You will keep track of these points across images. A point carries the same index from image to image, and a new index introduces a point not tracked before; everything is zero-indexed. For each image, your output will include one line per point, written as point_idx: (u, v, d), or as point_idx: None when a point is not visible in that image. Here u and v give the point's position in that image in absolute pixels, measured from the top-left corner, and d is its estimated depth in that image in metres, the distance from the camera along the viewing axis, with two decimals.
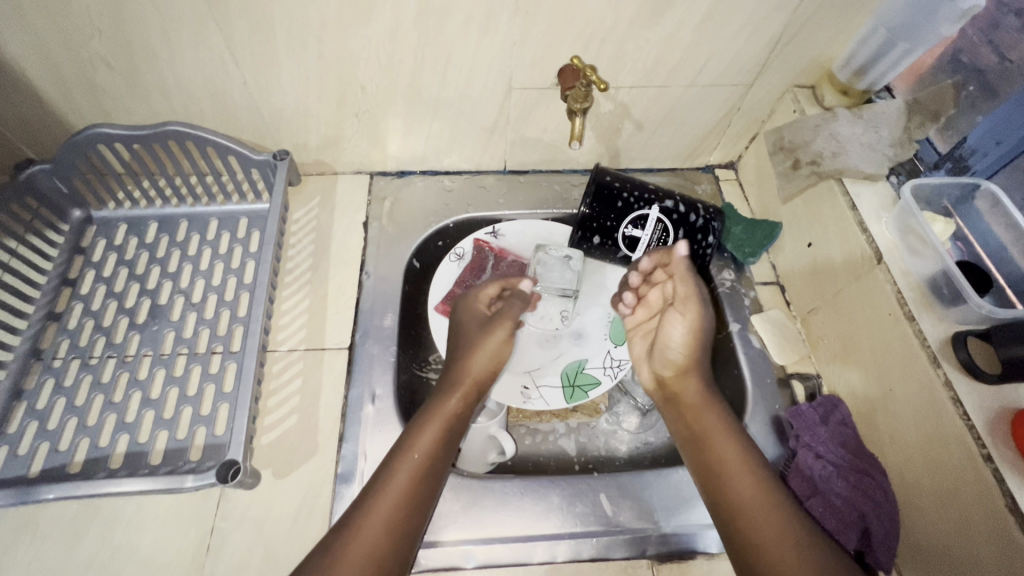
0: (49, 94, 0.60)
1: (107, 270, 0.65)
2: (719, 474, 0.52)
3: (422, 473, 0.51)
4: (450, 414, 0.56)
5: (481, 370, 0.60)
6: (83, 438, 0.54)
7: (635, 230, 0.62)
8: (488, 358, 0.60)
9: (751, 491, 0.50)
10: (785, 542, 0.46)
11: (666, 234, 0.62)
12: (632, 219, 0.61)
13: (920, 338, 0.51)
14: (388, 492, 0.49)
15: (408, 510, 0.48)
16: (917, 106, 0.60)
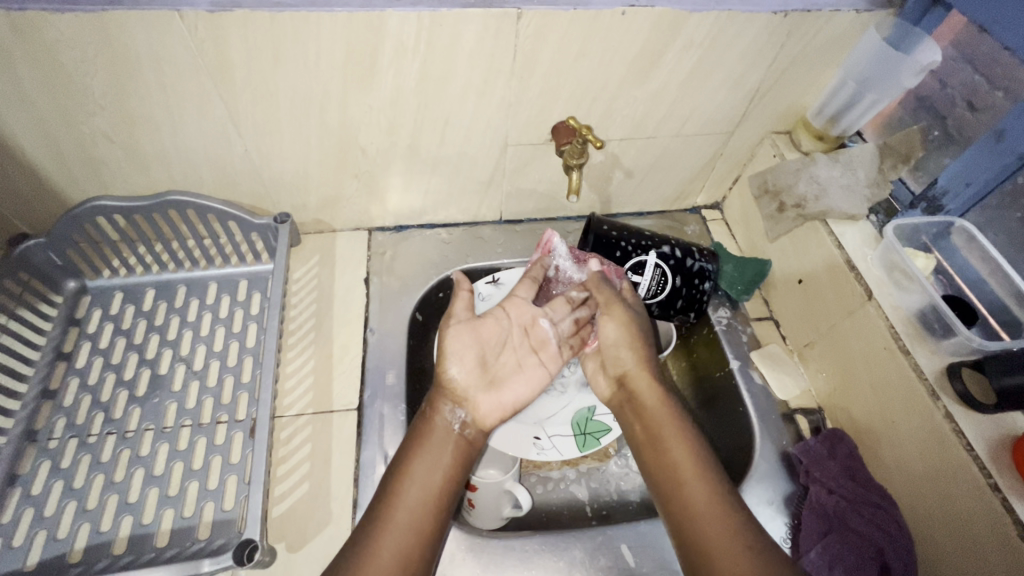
0: (47, 169, 0.60)
1: (104, 341, 0.64)
2: (653, 458, 0.55)
3: (425, 500, 0.51)
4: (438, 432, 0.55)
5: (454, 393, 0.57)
6: (83, 524, 0.52)
7: (635, 277, 0.64)
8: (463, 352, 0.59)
9: (698, 484, 0.51)
10: (708, 516, 0.49)
11: (665, 278, 0.64)
12: (631, 267, 0.63)
13: (915, 370, 0.53)
14: (389, 533, 0.48)
15: (414, 540, 0.48)
16: (888, 149, 0.64)
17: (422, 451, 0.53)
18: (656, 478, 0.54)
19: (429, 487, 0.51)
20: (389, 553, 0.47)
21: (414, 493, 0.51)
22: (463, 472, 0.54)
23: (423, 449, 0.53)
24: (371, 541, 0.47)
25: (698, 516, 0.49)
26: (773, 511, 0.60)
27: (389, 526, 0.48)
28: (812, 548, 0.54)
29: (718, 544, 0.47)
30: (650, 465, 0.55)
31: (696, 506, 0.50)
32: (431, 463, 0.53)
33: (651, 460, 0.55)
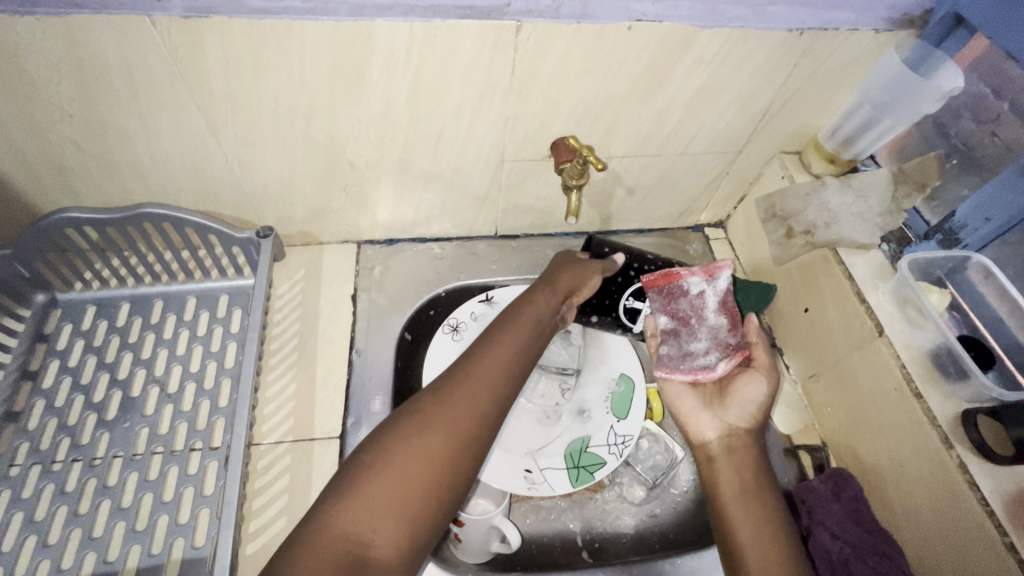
0: (12, 176, 0.56)
1: (73, 359, 0.61)
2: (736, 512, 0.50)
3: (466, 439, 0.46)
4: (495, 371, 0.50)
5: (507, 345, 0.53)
6: (44, 560, 0.49)
7: (636, 302, 0.66)
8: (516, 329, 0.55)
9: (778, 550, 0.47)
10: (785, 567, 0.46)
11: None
12: (632, 292, 0.66)
13: (928, 416, 0.50)
14: (417, 455, 0.44)
15: (439, 479, 0.44)
16: (903, 176, 0.60)
17: (464, 390, 0.48)
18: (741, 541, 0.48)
19: (464, 434, 0.46)
20: (396, 495, 0.42)
21: (446, 432, 0.45)
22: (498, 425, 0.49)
23: (466, 387, 0.48)
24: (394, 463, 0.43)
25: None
26: None
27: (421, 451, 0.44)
28: None
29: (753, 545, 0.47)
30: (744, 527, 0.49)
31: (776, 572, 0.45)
32: (476, 404, 0.48)
33: (736, 517, 0.50)
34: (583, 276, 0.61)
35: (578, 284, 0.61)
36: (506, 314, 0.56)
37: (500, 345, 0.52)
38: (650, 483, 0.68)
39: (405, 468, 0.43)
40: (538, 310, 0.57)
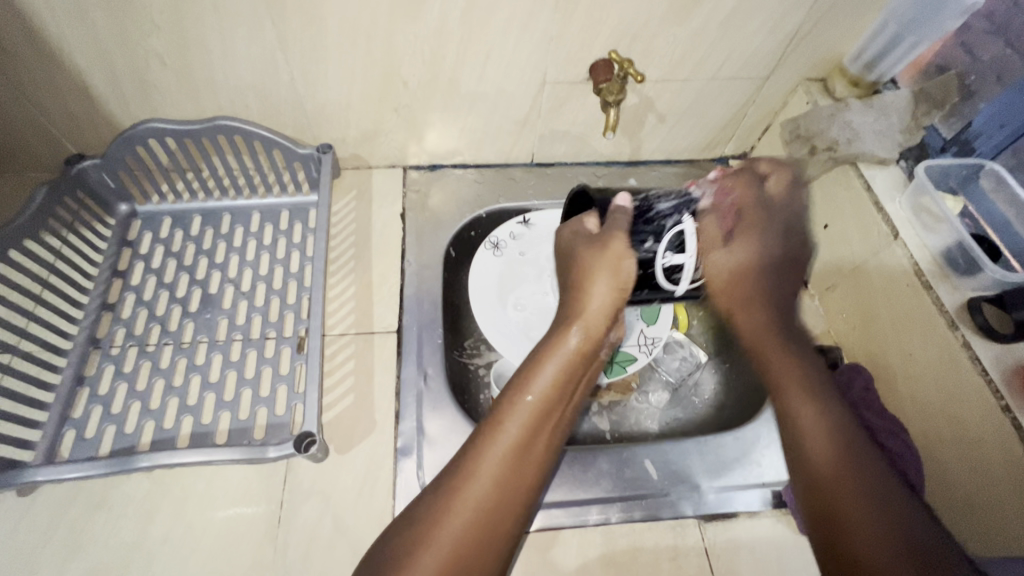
0: (99, 90, 0.62)
1: (156, 261, 0.67)
2: (803, 419, 0.47)
3: (501, 492, 0.45)
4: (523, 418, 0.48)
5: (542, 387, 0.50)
6: (148, 421, 0.56)
7: (675, 256, 0.51)
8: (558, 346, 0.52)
9: (851, 472, 0.43)
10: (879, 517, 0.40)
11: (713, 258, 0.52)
12: (669, 243, 0.51)
13: (936, 304, 0.55)
14: (459, 513, 0.43)
15: (488, 532, 0.44)
16: (923, 96, 0.65)
17: (488, 458, 0.46)
18: (812, 464, 0.45)
19: (489, 509, 0.44)
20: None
21: (473, 505, 0.44)
22: (531, 489, 0.47)
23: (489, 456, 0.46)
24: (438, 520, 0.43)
25: (861, 516, 0.41)
26: None
27: (461, 506, 0.44)
28: None
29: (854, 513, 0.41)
30: (804, 428, 0.46)
31: (850, 504, 0.42)
32: (498, 476, 0.45)
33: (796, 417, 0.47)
34: (618, 270, 0.52)
35: (613, 277, 0.52)
36: (531, 359, 0.52)
37: (518, 408, 0.48)
38: (674, 387, 0.74)
39: (448, 526, 0.43)
40: (570, 353, 0.52)
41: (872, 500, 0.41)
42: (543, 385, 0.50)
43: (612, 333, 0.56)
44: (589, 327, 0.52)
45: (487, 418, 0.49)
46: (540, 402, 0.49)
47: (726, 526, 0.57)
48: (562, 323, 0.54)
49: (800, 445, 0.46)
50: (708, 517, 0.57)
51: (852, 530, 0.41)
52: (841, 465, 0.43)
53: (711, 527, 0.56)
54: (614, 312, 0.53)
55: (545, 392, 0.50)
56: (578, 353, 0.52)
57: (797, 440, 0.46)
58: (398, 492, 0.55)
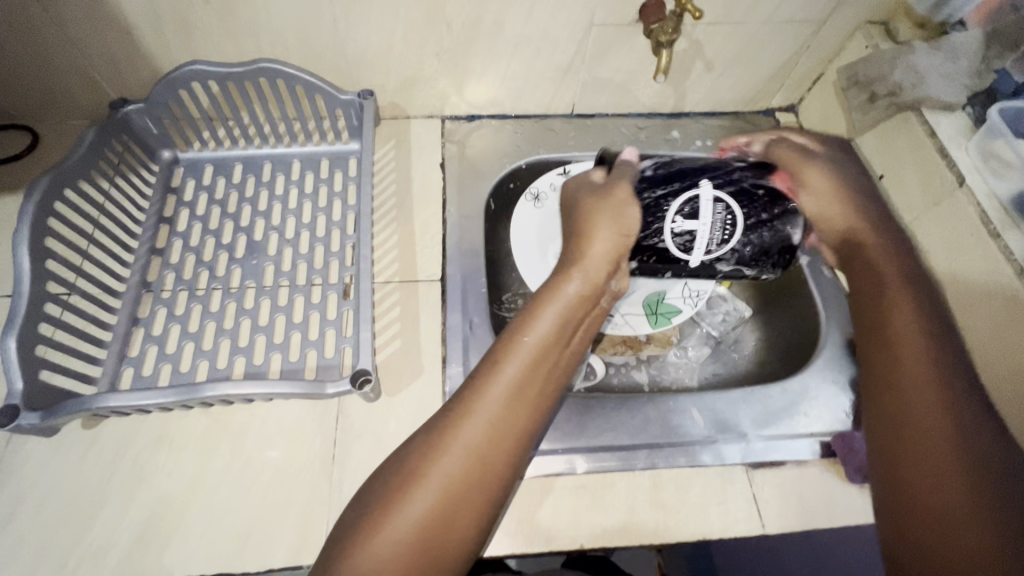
0: (142, 30, 0.60)
1: (201, 209, 0.67)
2: (912, 411, 0.44)
3: (495, 437, 0.44)
4: (521, 365, 0.47)
5: (541, 333, 0.49)
6: (202, 361, 0.57)
7: (687, 221, 0.53)
8: (558, 289, 0.51)
9: (953, 457, 0.41)
10: (963, 497, 0.39)
11: (730, 225, 0.53)
12: (682, 206, 0.53)
13: (1004, 252, 0.53)
14: (451, 455, 0.43)
15: (476, 478, 0.43)
16: (996, 36, 0.62)
17: (488, 400, 0.45)
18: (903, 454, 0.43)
19: (488, 448, 0.44)
20: (407, 527, 0.40)
21: (471, 444, 0.43)
22: (529, 434, 0.47)
23: (489, 399, 0.45)
24: (430, 461, 0.43)
25: (947, 488, 0.40)
26: (838, 389, 0.62)
27: (452, 449, 0.43)
28: None
29: (954, 525, 0.39)
30: (913, 429, 0.43)
31: (963, 493, 0.40)
32: (498, 418, 0.45)
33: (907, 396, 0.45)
34: (619, 212, 0.53)
35: (615, 224, 0.52)
36: (532, 302, 0.52)
37: (520, 354, 0.48)
38: (715, 342, 0.73)
39: (438, 469, 0.42)
40: (572, 300, 0.51)
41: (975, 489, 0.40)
42: (541, 331, 0.49)
43: (613, 280, 0.54)
44: (590, 272, 0.52)
45: (488, 358, 0.48)
46: (538, 347, 0.48)
47: (776, 473, 0.56)
48: (562, 270, 0.53)
49: (901, 445, 0.44)
50: (757, 465, 0.56)
51: (942, 515, 0.39)
52: (951, 451, 0.41)
53: (760, 474, 0.56)
54: (616, 255, 0.53)
55: (544, 338, 0.48)
56: (579, 299, 0.51)
57: (902, 438, 0.44)
58: None
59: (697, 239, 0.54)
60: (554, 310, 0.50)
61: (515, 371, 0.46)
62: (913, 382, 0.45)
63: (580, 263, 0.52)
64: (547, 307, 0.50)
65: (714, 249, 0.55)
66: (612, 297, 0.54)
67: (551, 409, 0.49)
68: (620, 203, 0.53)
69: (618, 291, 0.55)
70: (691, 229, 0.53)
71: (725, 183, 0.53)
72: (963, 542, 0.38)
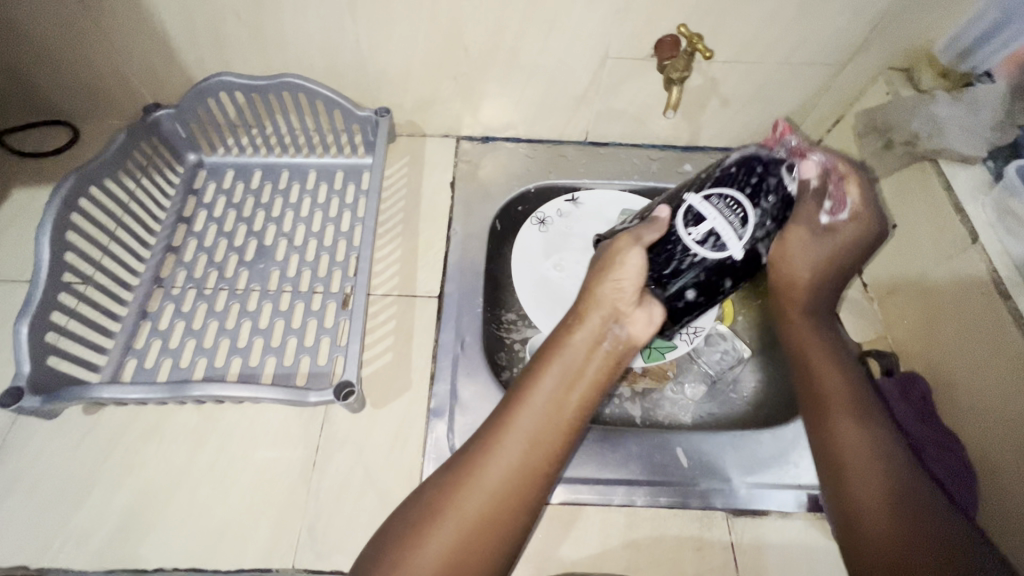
0: (178, 42, 0.64)
1: (218, 211, 0.71)
2: (837, 429, 0.50)
3: (507, 492, 0.43)
4: (531, 419, 0.46)
5: (546, 388, 0.46)
6: (201, 358, 0.59)
7: (697, 225, 0.50)
8: (562, 343, 0.48)
9: (873, 459, 0.47)
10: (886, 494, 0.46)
11: (738, 207, 0.50)
12: (681, 220, 0.51)
13: (1013, 314, 0.51)
14: (460, 507, 0.43)
15: (486, 531, 0.43)
16: (1023, 90, 0.60)
17: (489, 463, 0.44)
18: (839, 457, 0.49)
19: (491, 505, 0.43)
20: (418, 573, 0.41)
21: (475, 505, 0.43)
22: (539, 486, 0.45)
23: (489, 460, 0.44)
24: (443, 510, 0.43)
25: (872, 481, 0.46)
26: None
27: (461, 500, 0.43)
28: None
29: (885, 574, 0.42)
30: (840, 438, 0.49)
31: (880, 494, 0.46)
32: (498, 476, 0.44)
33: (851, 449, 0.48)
34: (616, 261, 0.49)
35: (607, 277, 0.48)
36: (540, 352, 0.50)
37: (520, 416, 0.46)
38: (712, 380, 0.71)
39: (447, 521, 0.42)
40: (572, 355, 0.48)
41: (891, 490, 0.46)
42: (547, 386, 0.46)
43: (621, 326, 0.48)
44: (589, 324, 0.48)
45: (499, 410, 0.47)
46: (547, 401, 0.46)
47: (755, 523, 0.55)
48: (570, 320, 0.50)
49: (833, 451, 0.49)
50: (737, 512, 0.55)
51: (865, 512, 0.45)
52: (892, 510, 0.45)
53: (740, 522, 0.55)
54: (617, 307, 0.48)
55: (551, 393, 0.46)
56: (580, 356, 0.47)
57: (827, 446, 0.50)
58: (427, 452, 0.56)
59: (722, 232, 0.49)
60: (555, 365, 0.47)
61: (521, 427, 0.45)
62: (866, 439, 0.48)
63: (586, 317, 0.49)
64: (551, 362, 0.47)
65: (742, 232, 0.50)
66: (624, 344, 0.48)
67: (565, 458, 0.47)
68: (615, 255, 0.50)
69: (637, 333, 0.49)
70: (708, 227, 0.50)
71: (708, 182, 0.52)
72: (880, 533, 0.44)
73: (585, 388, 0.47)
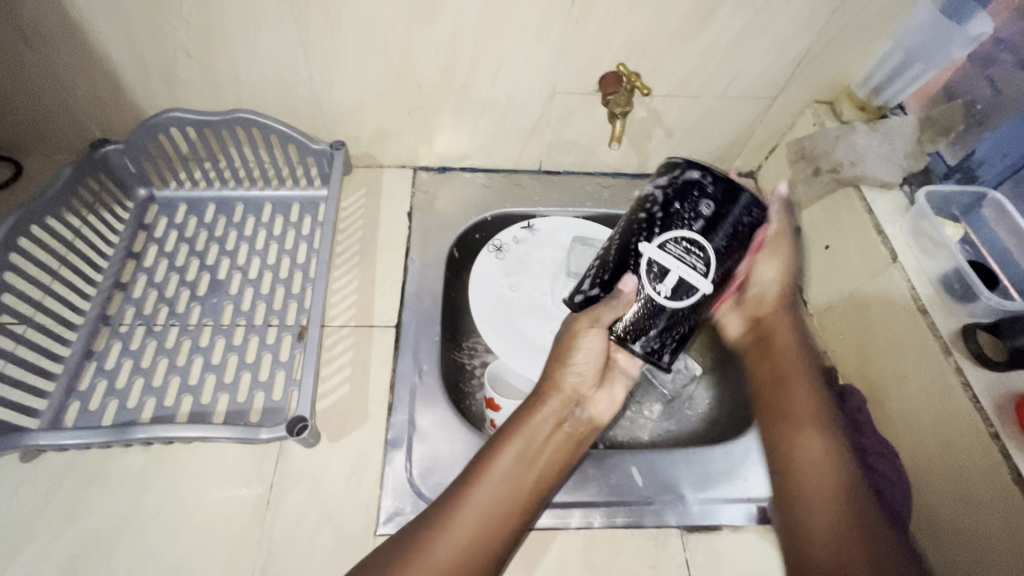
0: (127, 78, 0.64)
1: (169, 246, 0.70)
2: (800, 449, 0.52)
3: (463, 560, 0.45)
4: (491, 492, 0.48)
5: (508, 461, 0.50)
6: (149, 398, 0.58)
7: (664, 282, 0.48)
8: (527, 421, 0.52)
9: (834, 467, 0.50)
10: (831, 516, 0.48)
11: (697, 247, 0.48)
12: (648, 274, 0.49)
13: (931, 329, 0.55)
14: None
15: None
16: (929, 122, 0.66)
17: (446, 533, 0.46)
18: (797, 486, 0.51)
19: (462, 553, 0.45)
20: None
21: (446, 552, 0.45)
22: (507, 541, 0.48)
23: (459, 511, 0.47)
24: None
25: (820, 512, 0.48)
26: None
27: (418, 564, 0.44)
28: None
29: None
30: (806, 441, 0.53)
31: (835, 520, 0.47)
32: (469, 528, 0.46)
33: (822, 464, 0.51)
34: (569, 351, 0.53)
35: (568, 365, 0.53)
36: (504, 426, 0.53)
37: (479, 486, 0.48)
38: (668, 399, 0.73)
39: None
40: (534, 431, 0.51)
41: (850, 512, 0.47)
42: (509, 459, 0.50)
43: (580, 409, 0.55)
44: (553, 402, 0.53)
45: (462, 476, 0.49)
46: (511, 475, 0.49)
47: (709, 538, 0.56)
48: (534, 397, 0.54)
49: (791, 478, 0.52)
50: (691, 528, 0.57)
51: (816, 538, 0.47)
52: (850, 522, 0.47)
53: (694, 538, 0.56)
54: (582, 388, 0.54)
55: (512, 468, 0.49)
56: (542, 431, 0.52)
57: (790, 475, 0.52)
58: (385, 485, 0.55)
59: (689, 280, 0.48)
60: (522, 441, 0.51)
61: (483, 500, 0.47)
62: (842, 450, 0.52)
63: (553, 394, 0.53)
64: (516, 440, 0.51)
65: (708, 271, 0.48)
66: (580, 424, 0.55)
67: (523, 528, 0.49)
68: (574, 341, 0.52)
69: (590, 417, 0.56)
70: (674, 278, 0.48)
71: (655, 229, 0.49)
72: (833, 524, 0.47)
73: (542, 467, 0.51)
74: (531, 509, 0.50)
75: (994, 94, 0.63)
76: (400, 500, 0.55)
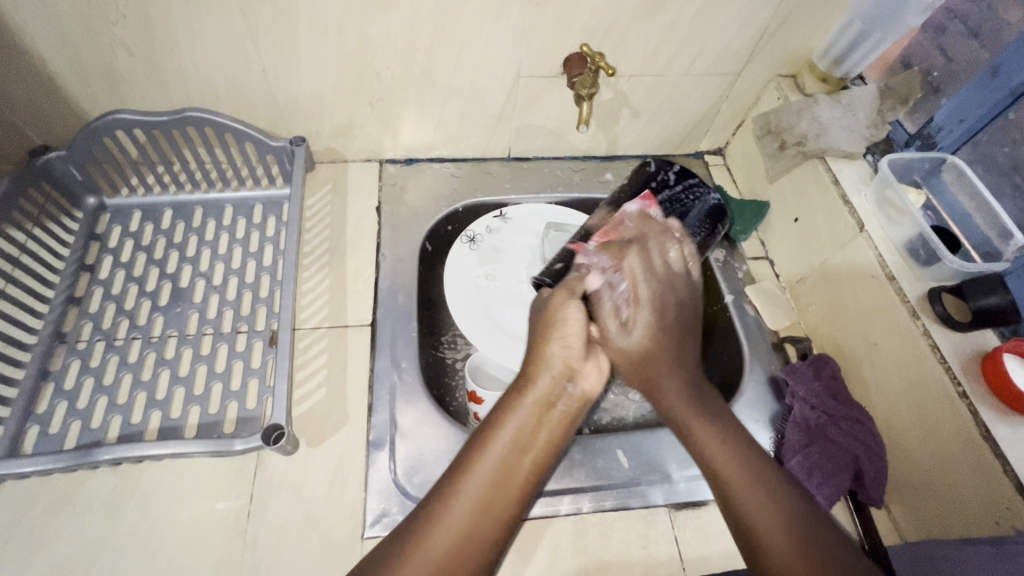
0: (62, 78, 0.60)
1: (125, 256, 0.67)
2: (703, 440, 0.49)
3: (464, 546, 0.42)
4: (485, 475, 0.45)
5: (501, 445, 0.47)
6: (115, 416, 0.55)
7: None
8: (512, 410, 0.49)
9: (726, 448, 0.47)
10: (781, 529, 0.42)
11: None
12: None
13: (898, 293, 0.56)
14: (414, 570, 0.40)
15: None
16: (888, 91, 0.66)
17: (433, 530, 0.42)
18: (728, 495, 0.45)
19: (458, 549, 0.42)
20: None
21: (440, 547, 0.41)
22: (498, 528, 0.44)
23: (455, 499, 0.44)
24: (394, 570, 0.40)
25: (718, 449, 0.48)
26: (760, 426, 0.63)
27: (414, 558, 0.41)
28: (795, 457, 0.57)
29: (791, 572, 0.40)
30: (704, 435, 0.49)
31: (750, 486, 0.45)
32: (458, 523, 0.42)
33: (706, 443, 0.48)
34: (556, 325, 0.53)
35: (550, 334, 0.53)
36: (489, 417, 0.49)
37: (470, 475, 0.45)
38: None
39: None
40: (526, 414, 0.49)
41: (758, 483, 0.45)
42: (502, 445, 0.47)
43: (573, 384, 0.52)
44: (540, 381, 0.51)
45: (447, 473, 0.46)
46: (503, 461, 0.46)
47: (697, 513, 0.57)
48: (515, 385, 0.51)
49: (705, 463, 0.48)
50: (677, 506, 0.57)
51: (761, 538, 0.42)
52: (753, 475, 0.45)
53: (682, 515, 0.57)
54: (568, 365, 0.52)
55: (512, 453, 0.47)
56: (534, 414, 0.49)
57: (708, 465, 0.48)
58: (370, 487, 0.54)
59: None
60: (512, 426, 0.48)
61: (472, 489, 0.44)
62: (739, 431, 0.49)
63: (546, 375, 0.51)
64: (502, 427, 0.48)
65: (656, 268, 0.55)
66: (575, 401, 0.52)
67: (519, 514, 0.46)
68: (553, 315, 0.54)
69: (585, 391, 0.53)
70: None
71: None
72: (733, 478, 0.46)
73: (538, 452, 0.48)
74: (529, 493, 0.47)
75: (945, 61, 0.65)
76: (387, 501, 0.54)
